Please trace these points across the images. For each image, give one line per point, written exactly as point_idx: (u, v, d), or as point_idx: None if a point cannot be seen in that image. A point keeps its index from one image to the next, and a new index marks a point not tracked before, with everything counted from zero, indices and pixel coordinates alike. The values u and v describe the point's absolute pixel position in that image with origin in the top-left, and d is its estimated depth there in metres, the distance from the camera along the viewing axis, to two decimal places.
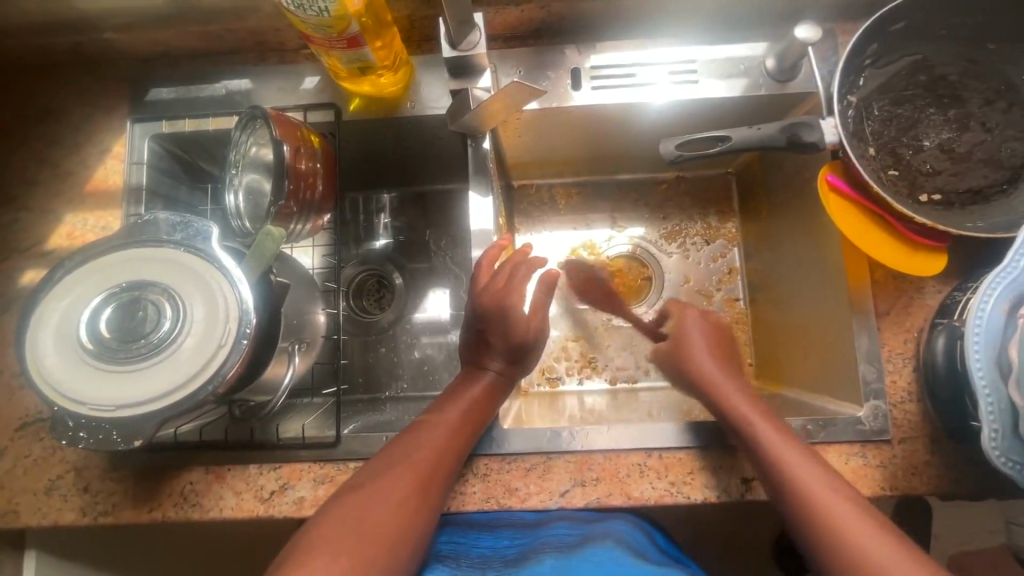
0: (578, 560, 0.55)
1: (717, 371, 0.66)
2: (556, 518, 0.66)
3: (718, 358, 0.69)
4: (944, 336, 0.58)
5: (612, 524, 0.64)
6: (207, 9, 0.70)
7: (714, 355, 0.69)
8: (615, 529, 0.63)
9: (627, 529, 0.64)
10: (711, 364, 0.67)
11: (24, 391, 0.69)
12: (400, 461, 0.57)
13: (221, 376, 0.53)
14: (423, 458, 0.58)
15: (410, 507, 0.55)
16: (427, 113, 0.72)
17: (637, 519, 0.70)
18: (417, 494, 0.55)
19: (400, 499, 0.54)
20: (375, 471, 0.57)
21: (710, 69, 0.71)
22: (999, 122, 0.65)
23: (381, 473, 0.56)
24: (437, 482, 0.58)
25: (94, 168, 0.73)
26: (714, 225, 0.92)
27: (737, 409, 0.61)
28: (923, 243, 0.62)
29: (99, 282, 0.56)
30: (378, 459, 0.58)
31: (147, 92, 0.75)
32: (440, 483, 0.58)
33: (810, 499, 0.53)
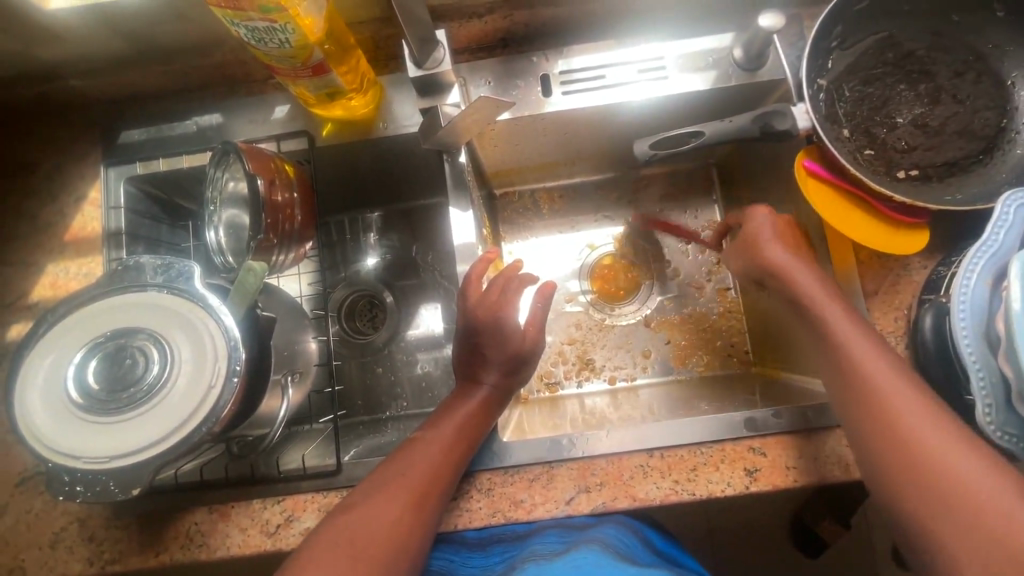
0: (561, 565, 0.55)
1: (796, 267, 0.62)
2: (547, 526, 0.66)
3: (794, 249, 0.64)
4: (931, 314, 0.58)
5: (605, 527, 0.64)
6: (171, 48, 0.70)
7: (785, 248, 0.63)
8: (605, 534, 0.62)
9: (620, 534, 0.64)
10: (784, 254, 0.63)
11: (20, 446, 0.69)
12: (395, 478, 0.57)
13: (215, 416, 0.53)
14: (417, 477, 0.58)
15: (405, 526, 0.55)
16: (401, 132, 0.71)
17: (630, 521, 0.69)
18: (412, 513, 0.56)
19: (395, 519, 0.55)
20: (368, 488, 0.57)
21: (679, 64, 0.71)
22: (970, 93, 0.65)
23: (374, 490, 0.56)
24: (433, 501, 0.58)
25: (72, 216, 0.73)
26: (699, 215, 0.92)
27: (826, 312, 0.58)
28: (903, 221, 0.62)
29: (82, 334, 0.56)
30: (374, 475, 0.58)
31: (118, 135, 0.74)
32: (435, 501, 0.58)
33: (890, 417, 0.51)
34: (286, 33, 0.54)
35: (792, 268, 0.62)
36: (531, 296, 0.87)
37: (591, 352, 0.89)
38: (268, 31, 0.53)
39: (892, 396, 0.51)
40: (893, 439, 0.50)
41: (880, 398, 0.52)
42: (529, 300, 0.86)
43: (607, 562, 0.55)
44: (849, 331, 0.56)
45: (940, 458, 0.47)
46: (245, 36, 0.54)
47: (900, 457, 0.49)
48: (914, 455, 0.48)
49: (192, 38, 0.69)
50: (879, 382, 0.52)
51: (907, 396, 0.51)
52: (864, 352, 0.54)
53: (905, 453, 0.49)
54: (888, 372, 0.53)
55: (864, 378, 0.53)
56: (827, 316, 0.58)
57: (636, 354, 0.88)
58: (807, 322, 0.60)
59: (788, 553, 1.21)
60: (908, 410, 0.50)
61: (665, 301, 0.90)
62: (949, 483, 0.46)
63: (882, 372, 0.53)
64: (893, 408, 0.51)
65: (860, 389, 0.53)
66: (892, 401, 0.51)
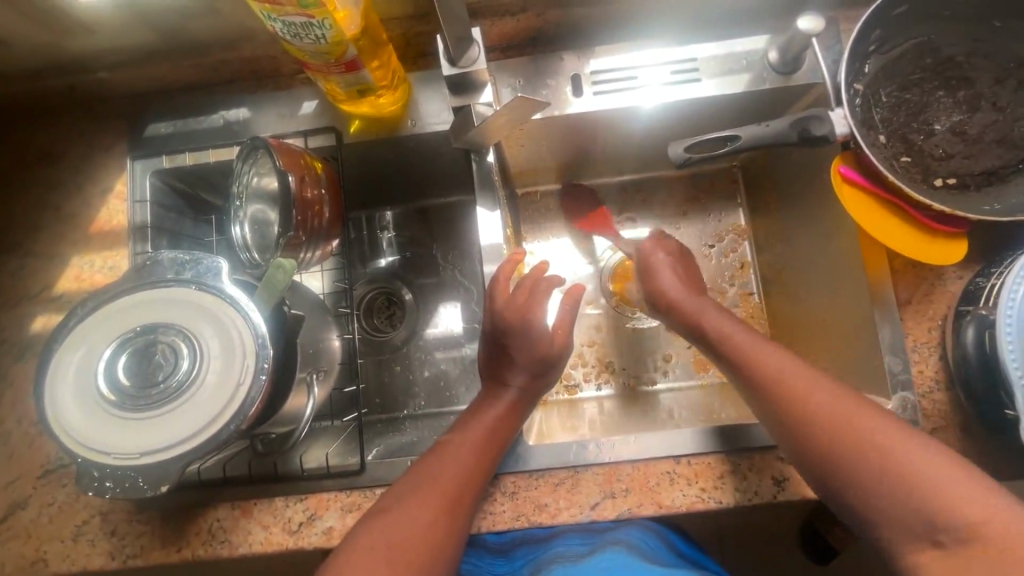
0: (588, 565, 0.56)
1: (727, 324, 0.62)
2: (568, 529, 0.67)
3: (684, 276, 0.69)
4: (973, 326, 0.57)
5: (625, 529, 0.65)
6: (200, 41, 0.69)
7: (707, 301, 0.65)
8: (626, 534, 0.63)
9: (641, 535, 0.65)
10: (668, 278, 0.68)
11: (43, 438, 0.69)
12: (427, 482, 0.57)
13: (243, 414, 0.52)
14: (449, 481, 0.57)
15: (440, 529, 0.55)
16: (428, 130, 0.71)
17: (654, 525, 0.70)
18: (445, 517, 0.55)
19: (427, 525, 0.54)
20: (400, 492, 0.56)
21: (712, 66, 0.70)
22: (1010, 100, 0.64)
23: (406, 494, 0.56)
24: (464, 506, 0.57)
25: (97, 209, 0.73)
26: (723, 219, 0.91)
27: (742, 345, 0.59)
28: (941, 229, 0.62)
29: (113, 328, 0.55)
30: (406, 479, 0.58)
31: (144, 127, 0.74)
32: (467, 505, 0.57)
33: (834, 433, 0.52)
34: (323, 29, 0.53)
35: (719, 321, 0.62)
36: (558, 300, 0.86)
37: (612, 355, 0.88)
38: (304, 27, 0.53)
39: (837, 413, 0.52)
40: (848, 458, 0.50)
41: (825, 422, 0.52)
42: (557, 303, 0.86)
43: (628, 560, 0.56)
44: (782, 364, 0.57)
45: (896, 464, 0.48)
46: (281, 31, 0.54)
47: (862, 473, 0.50)
48: (876, 466, 0.49)
49: (222, 31, 0.68)
50: (820, 406, 0.53)
51: (848, 413, 0.52)
52: (790, 377, 0.55)
53: (865, 468, 0.50)
54: (825, 395, 0.54)
55: (805, 410, 0.53)
56: (758, 363, 0.58)
57: (656, 357, 0.88)
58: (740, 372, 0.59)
59: (800, 560, 1.20)
60: (854, 425, 0.51)
61: None
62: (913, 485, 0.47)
63: (817, 395, 0.54)
64: (839, 428, 0.52)
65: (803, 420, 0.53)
66: (837, 422, 0.52)
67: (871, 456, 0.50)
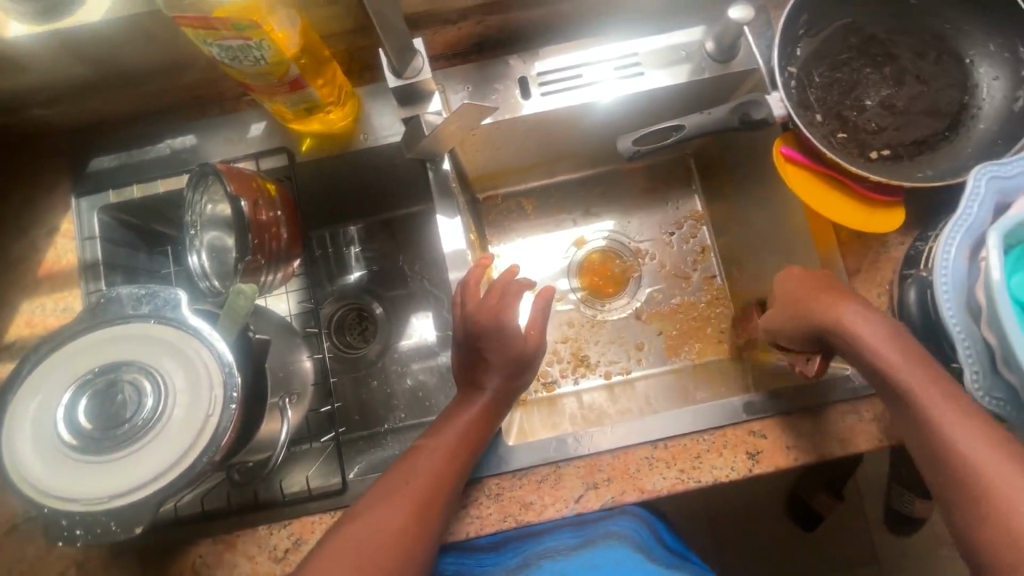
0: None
1: (870, 331, 0.53)
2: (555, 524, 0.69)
3: (827, 291, 0.57)
4: (915, 289, 0.59)
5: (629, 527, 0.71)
6: (139, 69, 0.68)
7: (837, 297, 0.56)
8: (629, 533, 0.69)
9: (641, 534, 0.71)
10: (811, 293, 0.58)
11: (6, 493, 0.66)
12: (397, 487, 0.57)
13: (215, 445, 0.52)
14: (421, 486, 0.58)
15: (410, 534, 0.55)
16: (382, 143, 0.71)
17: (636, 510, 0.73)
18: (415, 522, 0.56)
19: (396, 528, 0.55)
20: (370, 500, 0.57)
21: (654, 60, 0.72)
22: (932, 72, 0.68)
23: (377, 501, 0.56)
24: (436, 509, 0.58)
25: (43, 250, 0.70)
26: (681, 207, 0.94)
27: (884, 354, 0.51)
28: (880, 199, 0.64)
29: (69, 372, 0.54)
30: (379, 485, 0.58)
31: (87, 162, 0.72)
32: (441, 508, 0.58)
33: (970, 469, 0.45)
34: (261, 50, 0.53)
35: (860, 320, 0.53)
36: (526, 303, 0.88)
37: (586, 349, 0.90)
38: (242, 49, 0.52)
39: (972, 444, 0.46)
40: (978, 503, 0.45)
41: (961, 455, 0.46)
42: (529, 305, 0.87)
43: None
44: (928, 388, 0.49)
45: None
46: (218, 56, 0.53)
47: (984, 521, 0.44)
48: (1002, 522, 0.43)
49: (161, 59, 0.67)
50: (969, 443, 0.46)
51: (998, 460, 0.45)
52: (934, 392, 0.49)
53: (991, 510, 0.44)
54: (979, 437, 0.46)
55: (947, 443, 0.47)
56: (901, 374, 0.50)
57: (629, 347, 0.90)
58: (884, 387, 0.51)
59: (787, 531, 1.23)
60: (997, 472, 0.45)
61: (654, 293, 0.92)
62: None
63: (970, 434, 0.46)
64: (981, 471, 0.45)
65: (940, 453, 0.47)
66: (980, 462, 0.45)
67: (1006, 510, 0.43)
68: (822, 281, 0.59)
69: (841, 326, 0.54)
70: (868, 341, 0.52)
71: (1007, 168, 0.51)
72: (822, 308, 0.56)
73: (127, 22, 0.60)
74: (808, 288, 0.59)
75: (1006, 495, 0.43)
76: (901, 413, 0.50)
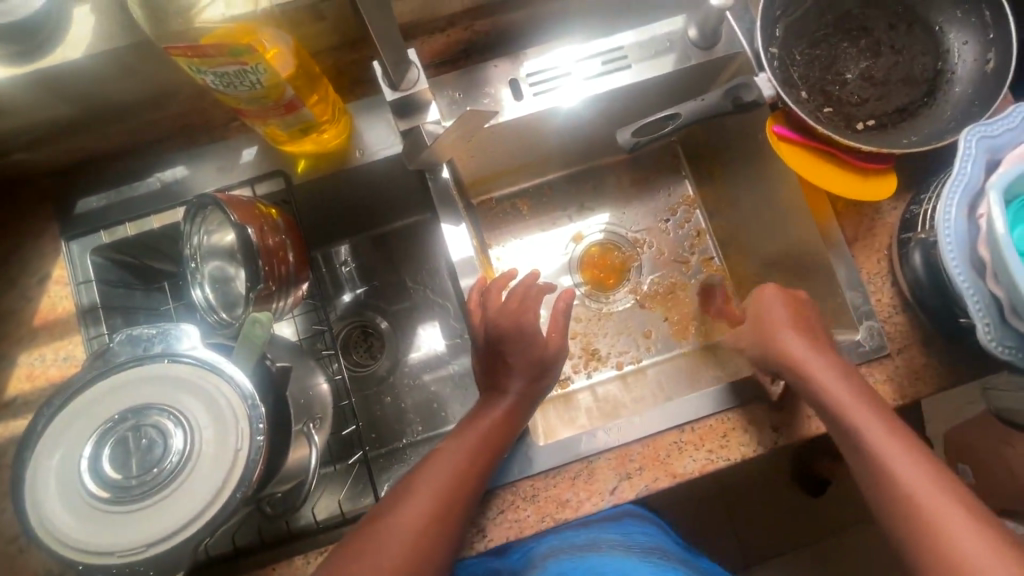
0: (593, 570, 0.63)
1: (818, 367, 0.62)
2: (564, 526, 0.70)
3: (799, 323, 0.66)
4: (919, 251, 0.62)
5: (643, 528, 0.75)
6: (122, 104, 0.66)
7: (797, 333, 0.65)
8: (652, 537, 0.73)
9: (653, 531, 0.76)
10: (784, 324, 0.67)
11: (26, 554, 0.63)
12: (416, 490, 0.58)
13: (247, 480, 0.50)
14: (441, 489, 0.58)
15: (427, 539, 0.56)
16: (377, 158, 0.70)
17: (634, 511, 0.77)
18: (434, 524, 0.56)
19: (416, 531, 0.56)
20: (392, 502, 0.57)
21: (639, 52, 0.73)
22: (906, 42, 0.70)
23: (399, 502, 0.57)
24: (455, 513, 0.58)
25: (37, 299, 0.68)
26: (673, 193, 0.95)
27: (813, 368, 0.62)
28: (871, 168, 0.66)
29: (89, 422, 0.52)
30: (399, 485, 0.59)
31: (73, 205, 0.70)
32: (461, 508, 0.58)
33: (878, 459, 0.55)
34: (258, 75, 0.52)
35: (808, 358, 0.63)
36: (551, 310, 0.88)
37: (595, 342, 0.90)
38: (238, 75, 0.51)
39: (879, 440, 0.56)
40: (905, 512, 0.52)
41: (871, 449, 0.56)
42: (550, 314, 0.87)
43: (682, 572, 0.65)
44: (865, 416, 0.58)
45: (948, 532, 0.50)
46: (213, 83, 0.52)
47: (913, 527, 0.51)
48: (924, 526, 0.51)
49: (144, 92, 0.65)
50: (896, 462, 0.54)
51: (921, 474, 0.53)
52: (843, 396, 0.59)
53: (893, 493, 0.53)
54: (906, 455, 0.54)
55: (866, 446, 0.56)
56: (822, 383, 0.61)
57: (637, 336, 0.90)
58: (827, 416, 0.60)
59: (801, 499, 1.25)
60: (903, 471, 0.54)
61: (656, 281, 0.93)
62: (952, 552, 0.49)
63: (897, 454, 0.55)
64: (908, 487, 0.53)
65: (877, 473, 0.55)
66: (905, 478, 0.53)
67: (908, 499, 0.52)
68: (794, 309, 0.68)
69: (793, 362, 0.63)
70: (816, 379, 0.61)
71: (994, 128, 0.54)
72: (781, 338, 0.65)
73: (108, 57, 0.58)
74: (789, 321, 0.67)
75: (927, 505, 0.51)
76: (846, 443, 0.58)
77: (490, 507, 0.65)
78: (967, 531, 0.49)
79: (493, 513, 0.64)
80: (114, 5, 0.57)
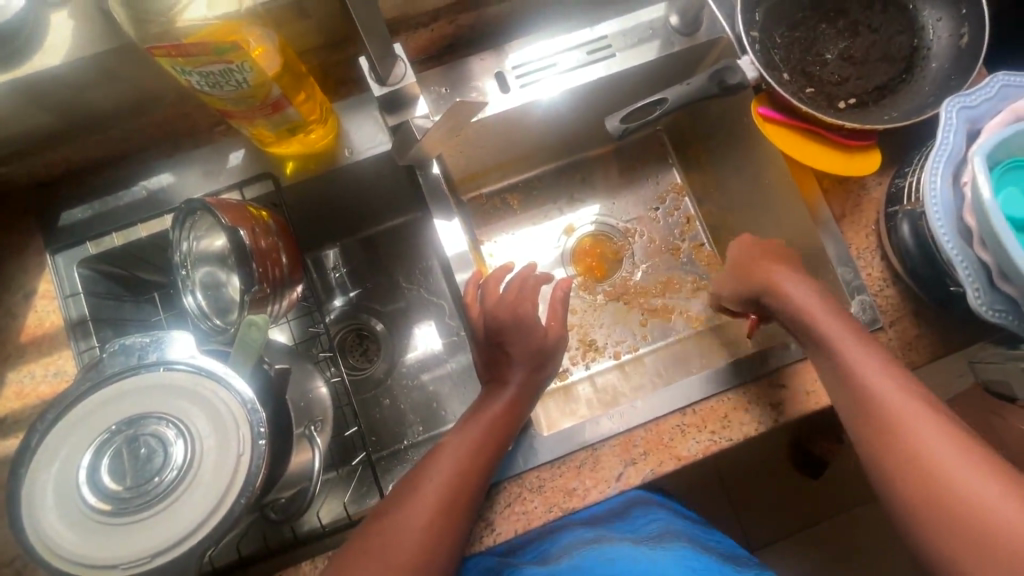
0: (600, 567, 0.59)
1: (808, 300, 0.64)
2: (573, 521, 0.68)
3: (779, 262, 0.69)
4: (907, 222, 0.63)
5: (651, 513, 0.72)
6: (103, 112, 0.65)
7: (779, 265, 0.68)
8: (661, 522, 0.70)
9: (669, 520, 0.72)
10: (767, 263, 0.69)
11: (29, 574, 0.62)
12: (423, 486, 0.58)
13: (251, 485, 0.49)
14: (447, 483, 0.58)
15: (433, 533, 0.55)
16: (365, 156, 0.69)
17: (643, 497, 0.75)
18: (440, 519, 0.56)
19: (424, 525, 0.55)
20: (399, 499, 0.57)
21: (622, 40, 0.73)
22: (882, 21, 0.71)
23: (406, 499, 0.57)
24: (461, 506, 0.57)
25: (24, 316, 0.66)
26: (661, 182, 0.96)
27: (802, 302, 0.64)
28: (855, 145, 0.68)
29: (86, 434, 0.51)
30: (405, 482, 0.59)
31: (58, 218, 0.69)
32: (467, 502, 0.58)
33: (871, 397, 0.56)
34: (243, 73, 0.51)
35: (802, 298, 0.64)
36: (546, 302, 0.87)
37: (592, 333, 0.90)
38: (223, 73, 0.51)
39: (874, 377, 0.57)
40: (900, 457, 0.53)
41: (866, 388, 0.57)
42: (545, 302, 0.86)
43: (702, 560, 0.61)
44: (863, 360, 0.58)
45: (945, 474, 0.50)
46: (197, 83, 0.52)
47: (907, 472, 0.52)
48: (913, 460, 0.52)
49: (125, 98, 0.64)
50: (895, 406, 0.55)
51: (919, 417, 0.53)
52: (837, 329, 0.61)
53: (886, 428, 0.54)
54: (904, 400, 0.55)
55: (860, 384, 0.57)
56: (815, 317, 0.62)
57: (633, 325, 0.91)
58: (821, 354, 0.61)
59: (803, 481, 1.26)
60: (900, 408, 0.55)
61: (648, 270, 0.93)
62: (949, 494, 0.49)
63: (896, 398, 0.55)
64: (904, 432, 0.53)
65: (874, 423, 0.55)
66: (903, 422, 0.54)
67: (905, 436, 0.53)
68: (769, 250, 0.71)
69: (781, 293, 0.66)
70: (802, 306, 0.64)
71: (972, 98, 0.55)
72: (766, 275, 0.68)
73: (88, 64, 0.57)
74: (760, 258, 0.71)
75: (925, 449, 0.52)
76: (842, 389, 0.59)
77: (497, 501, 0.64)
78: (957, 465, 0.50)
79: (500, 506, 0.64)
80: (92, 11, 0.57)
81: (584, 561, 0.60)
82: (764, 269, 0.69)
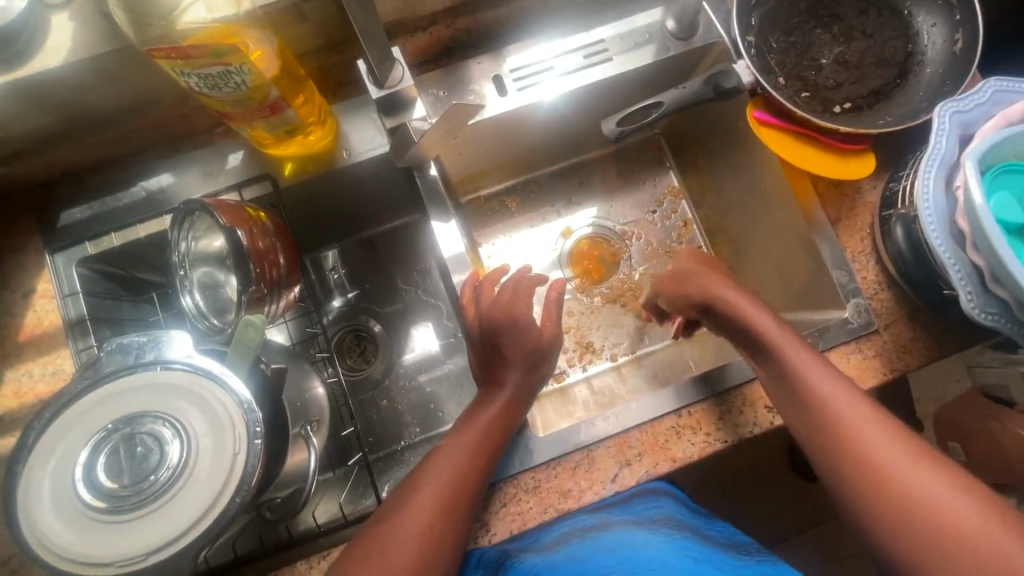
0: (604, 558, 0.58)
1: (757, 315, 0.65)
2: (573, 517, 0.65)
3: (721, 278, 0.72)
4: (900, 226, 0.64)
5: (653, 501, 0.65)
6: (103, 113, 0.65)
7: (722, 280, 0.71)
8: (662, 509, 0.64)
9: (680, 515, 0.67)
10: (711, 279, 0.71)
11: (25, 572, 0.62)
12: (421, 489, 0.58)
13: (246, 485, 0.49)
14: (445, 485, 0.58)
15: (432, 536, 0.55)
16: (364, 158, 0.70)
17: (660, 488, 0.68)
18: (440, 521, 0.56)
19: (423, 529, 0.55)
20: (397, 503, 0.57)
21: (618, 43, 0.74)
22: (877, 27, 0.72)
23: (404, 503, 0.57)
24: (459, 509, 0.58)
25: (23, 315, 0.66)
26: (658, 185, 0.97)
27: (753, 314, 0.65)
28: (851, 149, 0.68)
29: (82, 433, 0.51)
30: (403, 486, 0.59)
31: (57, 217, 0.69)
32: (464, 505, 0.58)
33: (824, 408, 0.56)
34: (242, 75, 0.52)
35: (754, 311, 0.65)
36: (541, 302, 0.87)
37: (589, 336, 0.90)
38: (222, 76, 0.51)
39: (826, 391, 0.57)
40: (857, 463, 0.52)
41: (821, 400, 0.56)
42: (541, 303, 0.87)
43: (703, 551, 0.58)
44: (813, 369, 0.58)
45: (901, 477, 0.50)
46: (196, 85, 0.52)
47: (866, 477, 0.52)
48: (872, 473, 0.51)
49: (125, 100, 0.65)
50: (846, 412, 0.55)
51: (865, 421, 0.54)
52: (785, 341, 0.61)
53: (841, 440, 0.54)
54: (854, 405, 0.55)
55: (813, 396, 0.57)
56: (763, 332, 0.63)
57: (630, 327, 0.91)
58: (772, 367, 0.61)
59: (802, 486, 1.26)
60: (855, 419, 0.54)
61: (645, 272, 0.94)
62: (909, 497, 0.49)
63: (850, 408, 0.55)
64: (856, 438, 0.53)
65: (831, 426, 0.55)
66: (848, 425, 0.54)
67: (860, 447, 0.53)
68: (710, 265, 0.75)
69: (733, 308, 0.67)
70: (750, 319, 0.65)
71: (965, 103, 0.55)
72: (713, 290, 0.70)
73: (88, 65, 0.58)
74: (711, 276, 0.73)
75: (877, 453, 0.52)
76: (792, 399, 0.59)
77: (493, 501, 0.65)
78: (917, 475, 0.50)
79: (496, 507, 0.64)
80: (94, 14, 0.57)
81: (579, 553, 0.60)
82: (711, 285, 0.71)
